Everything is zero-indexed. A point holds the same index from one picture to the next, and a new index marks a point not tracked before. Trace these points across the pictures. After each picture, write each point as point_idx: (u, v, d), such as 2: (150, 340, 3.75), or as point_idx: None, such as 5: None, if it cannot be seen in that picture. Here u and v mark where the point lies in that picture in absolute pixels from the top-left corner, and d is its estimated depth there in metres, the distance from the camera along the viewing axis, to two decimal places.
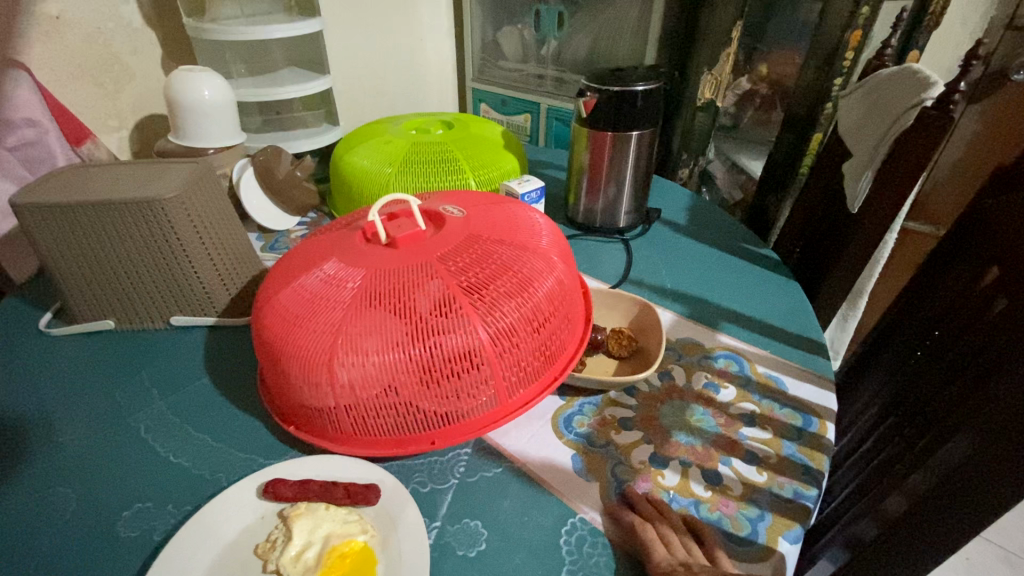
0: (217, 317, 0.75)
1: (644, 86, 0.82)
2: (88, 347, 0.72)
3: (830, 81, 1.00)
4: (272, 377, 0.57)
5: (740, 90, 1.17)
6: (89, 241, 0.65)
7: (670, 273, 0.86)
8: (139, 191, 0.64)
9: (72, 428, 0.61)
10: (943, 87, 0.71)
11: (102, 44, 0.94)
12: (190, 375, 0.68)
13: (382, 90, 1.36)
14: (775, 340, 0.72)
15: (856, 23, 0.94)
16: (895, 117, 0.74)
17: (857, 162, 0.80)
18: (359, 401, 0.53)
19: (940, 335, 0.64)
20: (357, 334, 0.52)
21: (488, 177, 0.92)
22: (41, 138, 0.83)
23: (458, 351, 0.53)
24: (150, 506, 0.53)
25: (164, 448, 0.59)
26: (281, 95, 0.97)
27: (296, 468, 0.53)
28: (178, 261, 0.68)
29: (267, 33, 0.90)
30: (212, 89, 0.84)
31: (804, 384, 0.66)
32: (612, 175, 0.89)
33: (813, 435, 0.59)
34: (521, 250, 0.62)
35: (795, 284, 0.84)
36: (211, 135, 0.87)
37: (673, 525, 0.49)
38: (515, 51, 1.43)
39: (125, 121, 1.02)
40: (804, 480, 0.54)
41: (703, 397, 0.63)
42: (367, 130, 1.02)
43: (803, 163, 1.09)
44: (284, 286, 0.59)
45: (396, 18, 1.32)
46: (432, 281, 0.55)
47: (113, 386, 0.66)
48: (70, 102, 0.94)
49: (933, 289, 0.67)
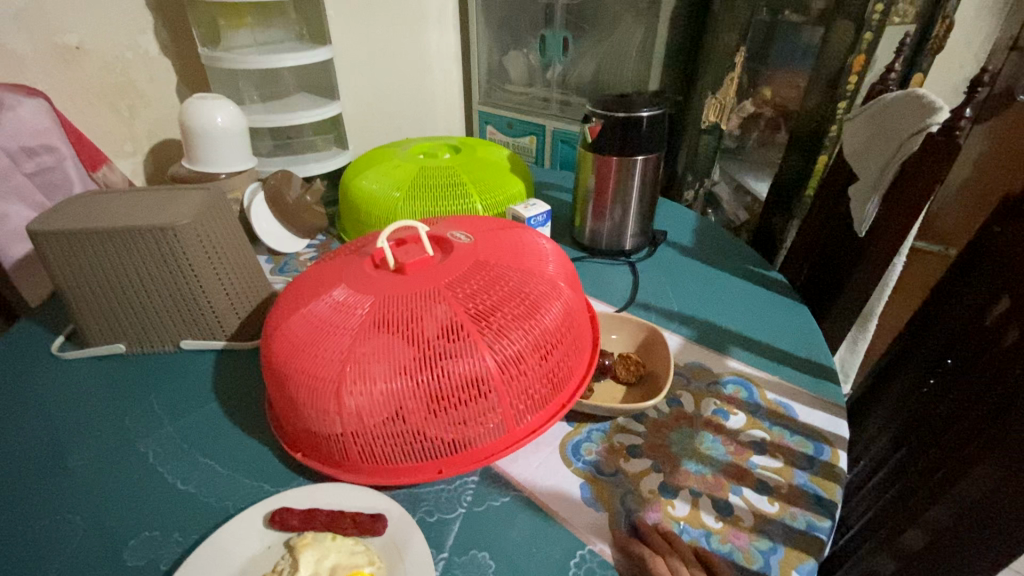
0: (226, 341, 0.76)
1: (650, 112, 0.83)
2: (99, 372, 0.73)
3: (834, 105, 1.02)
4: (280, 404, 0.58)
5: (745, 113, 1.17)
6: (103, 267, 0.66)
7: (678, 296, 0.86)
8: (153, 218, 0.65)
9: (81, 453, 0.61)
10: (948, 112, 0.70)
11: (119, 72, 0.96)
12: (198, 400, 0.68)
13: (390, 114, 1.39)
14: (784, 365, 0.72)
15: (860, 47, 0.96)
16: (900, 141, 0.75)
17: (863, 187, 0.80)
18: (367, 430, 0.52)
19: (952, 362, 0.63)
20: (365, 361, 0.53)
21: (495, 201, 0.93)
22: (60, 164, 0.85)
23: (466, 379, 0.53)
24: (156, 534, 0.53)
25: (171, 475, 0.59)
26: (293, 121, 0.98)
27: (302, 496, 0.53)
28: (190, 286, 0.69)
29: (279, 61, 0.92)
30: (225, 115, 0.86)
31: (815, 411, 0.65)
32: (617, 198, 0.89)
33: (825, 464, 0.58)
34: (528, 276, 0.62)
35: (803, 307, 0.84)
36: (224, 161, 0.89)
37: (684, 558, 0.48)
38: (521, 74, 1.45)
39: (140, 146, 1.04)
40: (817, 511, 0.53)
41: (712, 423, 0.63)
42: (376, 154, 1.03)
43: (809, 185, 1.10)
44: (293, 312, 0.59)
45: (405, 44, 1.34)
46: (439, 308, 0.56)
47: (123, 411, 0.67)
48: (87, 128, 0.97)
49: (943, 314, 0.67)
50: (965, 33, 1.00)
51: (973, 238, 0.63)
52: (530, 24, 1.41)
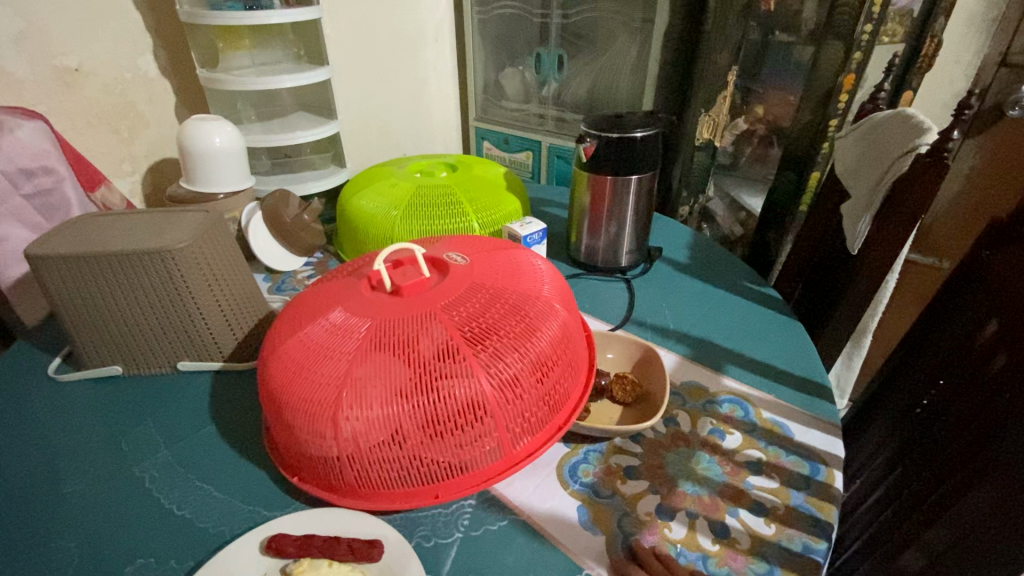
0: (223, 362, 0.76)
1: (643, 132, 0.84)
2: (96, 394, 0.73)
3: (826, 123, 1.03)
4: (277, 429, 0.58)
5: (738, 130, 1.20)
6: (101, 290, 0.67)
7: (673, 313, 0.86)
8: (151, 241, 0.66)
9: (78, 478, 0.61)
10: (937, 134, 0.72)
11: (118, 93, 0.97)
12: (195, 423, 0.68)
13: (388, 131, 1.40)
14: (779, 383, 0.72)
15: (850, 67, 0.97)
16: (890, 161, 0.76)
17: (855, 206, 0.82)
18: (363, 454, 0.53)
19: (945, 383, 0.63)
20: (362, 386, 0.53)
21: (491, 220, 0.93)
22: (58, 186, 0.85)
23: (464, 402, 0.53)
24: (152, 561, 0.53)
25: (168, 500, 0.59)
26: (290, 141, 0.99)
27: (299, 522, 0.53)
28: (187, 308, 0.69)
29: (277, 82, 0.93)
30: (223, 136, 0.87)
31: (810, 430, 0.65)
32: (613, 216, 0.90)
33: (821, 484, 0.58)
34: (524, 298, 0.62)
35: (798, 323, 0.85)
36: (222, 181, 0.89)
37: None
38: (517, 92, 1.47)
39: (138, 165, 1.04)
40: (813, 533, 0.53)
41: (709, 443, 0.63)
42: (373, 173, 1.03)
43: (802, 201, 1.10)
44: (290, 335, 0.60)
45: (402, 62, 1.36)
46: (436, 331, 0.56)
47: (119, 435, 0.67)
48: (86, 149, 0.97)
49: (934, 334, 0.68)
50: (954, 50, 1.02)
51: (963, 259, 0.63)
52: (526, 42, 1.43)
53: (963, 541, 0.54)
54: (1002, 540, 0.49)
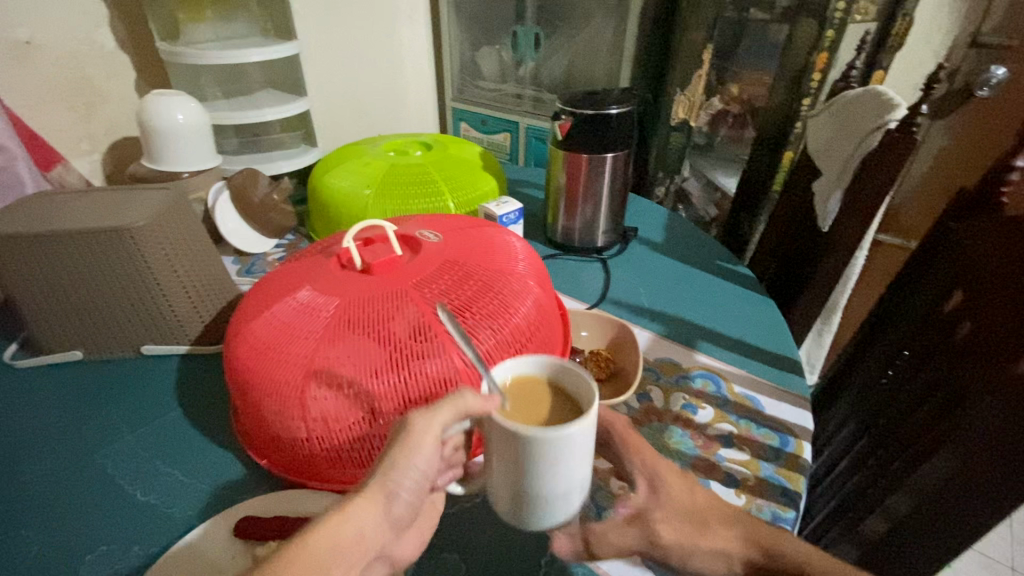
0: (190, 346, 0.73)
1: (618, 108, 0.83)
2: (55, 380, 0.70)
3: (798, 102, 1.07)
4: (245, 411, 0.56)
5: (712, 110, 1.18)
6: (56, 271, 0.64)
7: (648, 291, 0.87)
8: (109, 220, 0.63)
9: (33, 467, 0.59)
10: (906, 110, 0.75)
11: (74, 67, 0.93)
12: (161, 408, 0.66)
13: (362, 111, 1.36)
14: (752, 358, 0.73)
15: (823, 45, 1.00)
16: (859, 139, 0.79)
17: (827, 181, 0.84)
18: (334, 435, 0.52)
19: (910, 354, 0.65)
20: (331, 364, 0.52)
21: (466, 199, 0.92)
22: (10, 165, 0.80)
23: (436, 380, 0.52)
24: (115, 548, 0.51)
25: (132, 486, 0.57)
26: (259, 118, 0.96)
27: (269, 505, 0.52)
28: (149, 289, 0.67)
29: (242, 56, 0.89)
30: (186, 112, 0.84)
31: (780, 403, 0.66)
32: (589, 195, 0.89)
33: (791, 455, 0.59)
34: (497, 274, 0.62)
35: (772, 302, 0.86)
36: (186, 159, 0.87)
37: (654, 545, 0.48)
38: (493, 71, 1.45)
39: (98, 144, 1.00)
40: (782, 502, 0.54)
41: (681, 418, 0.63)
42: (345, 151, 1.01)
43: (775, 181, 1.13)
44: (257, 315, 0.58)
45: (376, 38, 1.32)
46: (407, 308, 0.55)
47: (80, 421, 0.64)
48: (39, 126, 0.93)
49: (903, 307, 0.69)
50: (926, 30, 1.04)
51: (931, 232, 0.65)
52: (503, 20, 1.42)
53: (926, 504, 0.57)
54: (973, 503, 0.52)
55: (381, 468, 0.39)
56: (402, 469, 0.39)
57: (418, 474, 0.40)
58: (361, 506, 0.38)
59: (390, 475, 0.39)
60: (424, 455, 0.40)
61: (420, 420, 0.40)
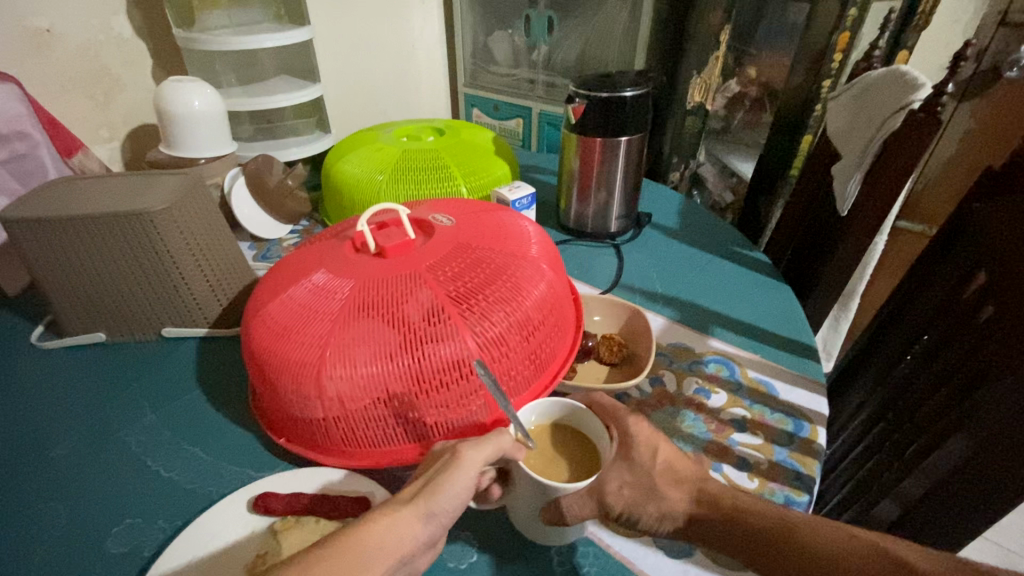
0: (208, 328, 0.75)
1: (633, 91, 0.82)
2: (79, 361, 0.72)
3: (819, 83, 1.03)
4: (263, 391, 0.57)
5: (730, 93, 1.20)
6: (78, 254, 0.65)
7: (661, 277, 0.86)
8: (129, 204, 0.64)
9: (60, 443, 0.61)
10: (931, 89, 0.72)
11: (92, 55, 0.94)
12: (182, 388, 0.68)
13: (374, 97, 1.36)
14: (768, 344, 0.72)
15: (845, 24, 0.96)
16: (882, 120, 0.77)
17: (846, 165, 0.83)
18: (349, 414, 0.53)
19: (928, 338, 0.64)
20: (347, 346, 0.53)
21: (479, 184, 0.92)
22: (33, 152, 0.83)
23: (449, 362, 0.53)
24: (140, 521, 0.53)
25: (155, 462, 0.59)
26: (273, 104, 0.97)
27: (287, 481, 0.53)
28: (168, 272, 0.68)
29: (256, 42, 0.90)
30: (202, 98, 0.85)
31: (795, 388, 0.66)
32: (602, 180, 0.89)
33: (804, 440, 0.59)
34: (509, 257, 0.62)
35: (787, 288, 0.85)
36: (202, 145, 0.88)
37: (659, 522, 0.49)
38: (506, 56, 1.44)
39: (116, 132, 1.01)
40: (795, 486, 0.54)
41: (694, 402, 0.63)
42: (358, 137, 1.01)
43: (793, 165, 1.11)
44: (273, 298, 0.59)
45: (388, 24, 1.32)
46: (421, 291, 0.56)
47: (104, 400, 0.66)
48: (60, 113, 0.94)
49: (924, 290, 0.67)
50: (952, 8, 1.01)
51: (953, 214, 0.63)
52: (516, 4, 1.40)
53: (938, 487, 0.59)
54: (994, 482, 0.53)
55: (428, 485, 0.41)
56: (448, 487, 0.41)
57: (458, 499, 0.42)
58: (403, 518, 0.39)
59: (435, 496, 0.41)
60: (467, 483, 0.42)
61: (469, 452, 0.43)
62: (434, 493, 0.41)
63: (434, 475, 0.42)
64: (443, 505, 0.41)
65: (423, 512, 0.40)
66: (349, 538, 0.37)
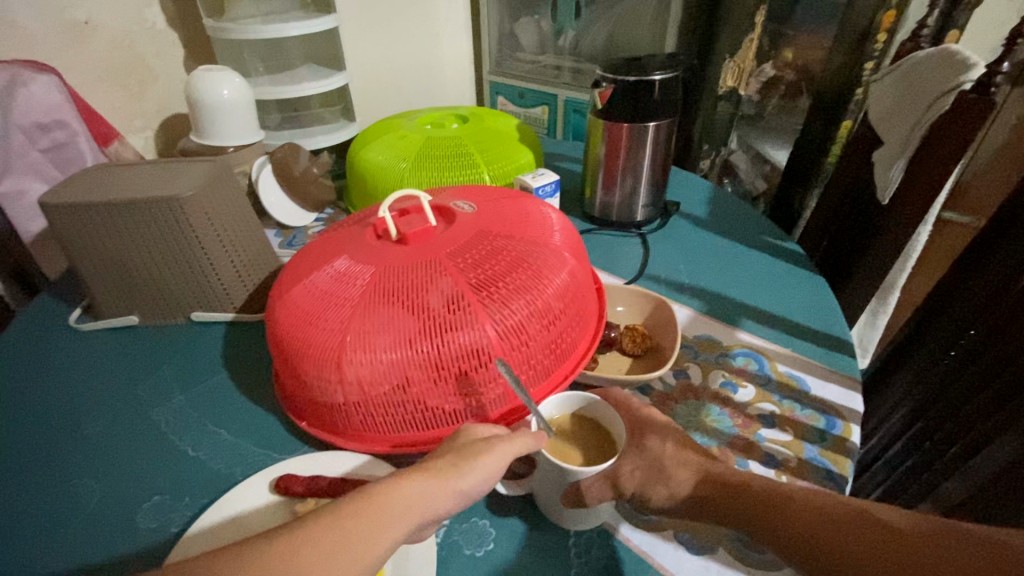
0: (235, 313, 0.76)
1: (662, 75, 0.79)
2: (114, 343, 0.74)
3: (861, 66, 0.99)
4: (287, 375, 0.58)
5: (765, 77, 1.15)
6: (111, 239, 0.67)
7: (688, 267, 0.84)
8: (159, 190, 0.65)
9: (96, 422, 0.63)
10: (984, 69, 0.68)
11: (127, 46, 0.96)
12: (209, 371, 0.69)
13: (398, 86, 1.36)
14: (800, 338, 0.70)
15: (891, 3, 0.93)
16: (929, 102, 0.72)
17: (888, 151, 0.78)
18: (369, 399, 0.53)
19: (974, 335, 0.61)
20: (367, 332, 0.53)
21: (502, 172, 0.91)
22: (72, 140, 0.85)
23: (468, 350, 0.52)
24: (167, 498, 0.54)
25: (182, 442, 0.60)
26: (298, 92, 0.97)
27: (308, 464, 0.54)
28: (196, 257, 0.69)
29: (283, 30, 0.90)
30: (231, 88, 0.86)
31: (827, 384, 0.63)
32: (629, 168, 0.86)
33: (837, 438, 0.57)
34: (531, 245, 0.61)
35: (822, 279, 0.81)
36: (231, 134, 0.89)
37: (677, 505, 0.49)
38: (532, 43, 1.42)
39: (150, 121, 1.04)
40: (826, 485, 0.52)
41: (719, 396, 0.61)
42: (382, 125, 1.01)
43: (830, 153, 1.06)
44: (296, 284, 0.59)
45: (414, 11, 1.31)
46: (441, 278, 0.55)
47: (135, 381, 0.68)
48: (96, 104, 0.97)
49: (964, 285, 0.63)
50: None
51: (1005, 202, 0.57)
52: None
53: (999, 479, 0.58)
54: None
55: (457, 458, 0.40)
56: (478, 467, 0.40)
57: (487, 479, 0.41)
58: (433, 488, 0.38)
59: (463, 475, 0.39)
60: (498, 467, 0.41)
61: (504, 442, 0.42)
62: (466, 465, 0.40)
63: (464, 454, 0.40)
64: (473, 482, 0.39)
65: (456, 484, 0.39)
66: (382, 496, 0.36)
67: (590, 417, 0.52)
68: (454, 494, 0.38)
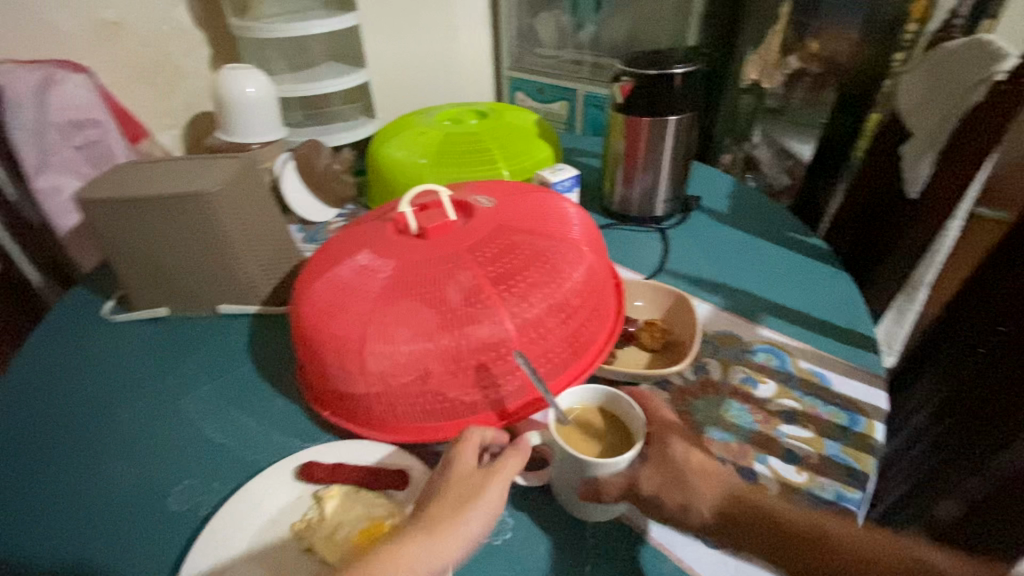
0: (260, 306, 0.78)
1: (683, 69, 0.79)
2: (145, 334, 0.77)
3: (889, 56, 0.96)
4: (310, 366, 0.59)
5: (789, 69, 1.12)
6: (142, 233, 0.69)
7: (708, 263, 0.83)
8: (187, 185, 0.67)
9: (129, 409, 0.65)
10: (1019, 58, 0.67)
11: (156, 45, 0.99)
12: (236, 361, 0.71)
13: (418, 82, 1.37)
14: (822, 335, 0.69)
15: None
16: (962, 92, 0.71)
17: (917, 143, 0.77)
18: (390, 389, 0.54)
19: (1004, 331, 0.59)
20: (388, 324, 0.53)
21: (521, 167, 0.91)
22: (103, 137, 0.87)
23: (486, 342, 0.53)
24: (196, 482, 0.56)
25: (209, 430, 0.62)
26: (321, 89, 0.99)
27: (331, 451, 0.55)
28: (222, 251, 0.71)
29: (306, 28, 0.92)
30: (256, 85, 0.89)
31: (850, 380, 0.62)
32: (649, 162, 0.86)
33: (859, 435, 0.56)
34: (550, 239, 0.61)
35: (846, 275, 0.80)
36: (255, 131, 0.92)
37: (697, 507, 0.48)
38: (552, 37, 1.41)
39: (178, 119, 1.06)
40: (847, 482, 0.52)
41: (739, 392, 0.61)
42: (401, 121, 1.02)
43: (857, 147, 1.04)
44: (320, 276, 0.61)
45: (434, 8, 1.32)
46: (460, 271, 0.56)
47: (166, 370, 0.71)
48: (127, 102, 1.00)
49: (997, 281, 0.62)
50: None
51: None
52: None
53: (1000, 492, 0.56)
54: None
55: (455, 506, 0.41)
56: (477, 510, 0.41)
57: (488, 520, 0.42)
58: (435, 542, 0.38)
59: (463, 521, 0.40)
60: (495, 504, 0.42)
61: (497, 477, 0.43)
62: (465, 512, 0.41)
63: (461, 500, 0.41)
64: (475, 526, 0.41)
65: (458, 532, 0.39)
66: (384, 562, 0.36)
67: (610, 408, 0.52)
68: (457, 544, 0.39)
